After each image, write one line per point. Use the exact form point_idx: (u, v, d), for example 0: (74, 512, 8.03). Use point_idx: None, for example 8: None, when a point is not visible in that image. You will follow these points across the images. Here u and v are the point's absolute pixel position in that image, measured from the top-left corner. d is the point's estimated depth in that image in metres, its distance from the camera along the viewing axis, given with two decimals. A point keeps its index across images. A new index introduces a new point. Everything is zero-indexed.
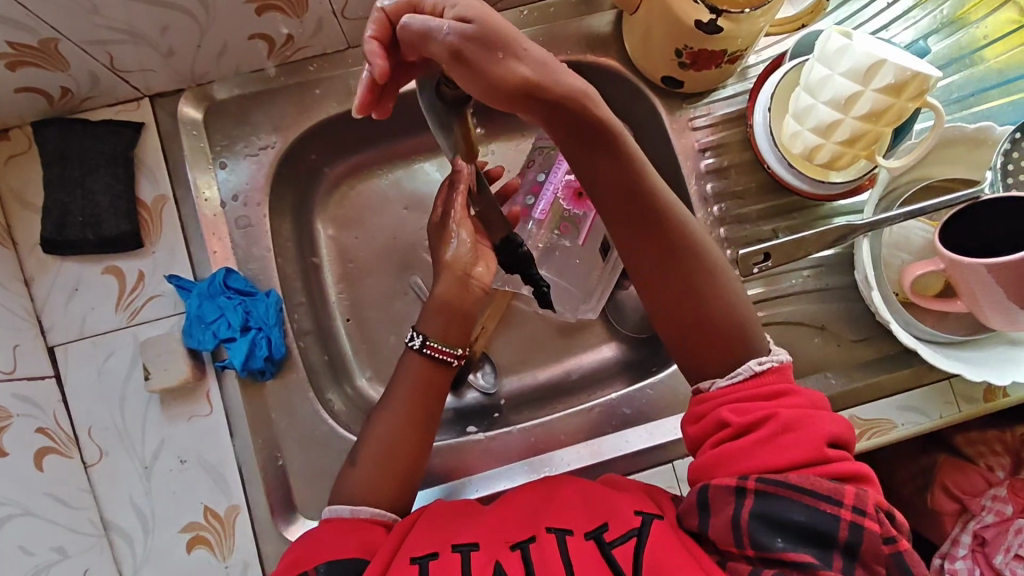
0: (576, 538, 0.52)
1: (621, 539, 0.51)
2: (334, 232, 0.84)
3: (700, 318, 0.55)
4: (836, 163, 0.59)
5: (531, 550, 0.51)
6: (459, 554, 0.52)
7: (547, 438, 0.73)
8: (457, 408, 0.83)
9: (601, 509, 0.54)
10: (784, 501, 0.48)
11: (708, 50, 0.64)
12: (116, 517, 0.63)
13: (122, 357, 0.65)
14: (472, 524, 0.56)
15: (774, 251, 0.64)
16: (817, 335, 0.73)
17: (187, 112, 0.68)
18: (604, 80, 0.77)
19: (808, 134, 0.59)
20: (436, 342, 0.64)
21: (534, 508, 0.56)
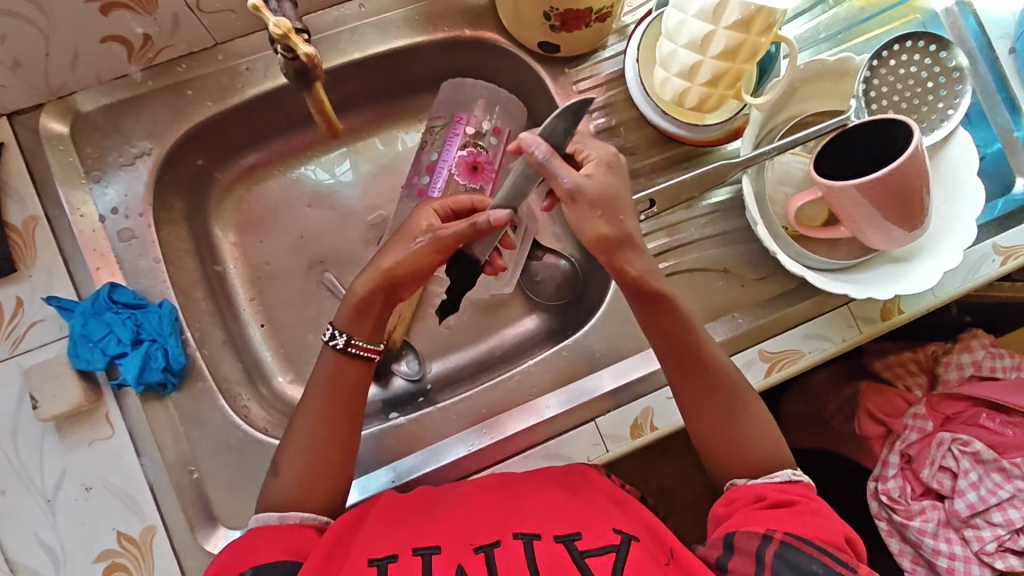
0: (544, 541, 0.50)
1: (597, 549, 0.49)
2: (235, 237, 0.82)
3: (725, 430, 0.59)
4: (706, 105, 0.61)
5: (495, 553, 0.49)
6: (419, 558, 0.49)
7: (471, 414, 0.72)
8: (386, 399, 0.82)
9: (576, 519, 0.53)
10: (802, 553, 0.49)
11: (573, 10, 0.64)
12: (21, 557, 0.61)
13: (9, 389, 0.62)
14: (429, 526, 0.53)
15: (657, 198, 0.69)
16: (721, 278, 0.75)
17: (52, 127, 0.66)
18: (486, 52, 0.77)
19: (675, 79, 0.60)
20: (360, 342, 0.60)
21: (493, 509, 0.55)
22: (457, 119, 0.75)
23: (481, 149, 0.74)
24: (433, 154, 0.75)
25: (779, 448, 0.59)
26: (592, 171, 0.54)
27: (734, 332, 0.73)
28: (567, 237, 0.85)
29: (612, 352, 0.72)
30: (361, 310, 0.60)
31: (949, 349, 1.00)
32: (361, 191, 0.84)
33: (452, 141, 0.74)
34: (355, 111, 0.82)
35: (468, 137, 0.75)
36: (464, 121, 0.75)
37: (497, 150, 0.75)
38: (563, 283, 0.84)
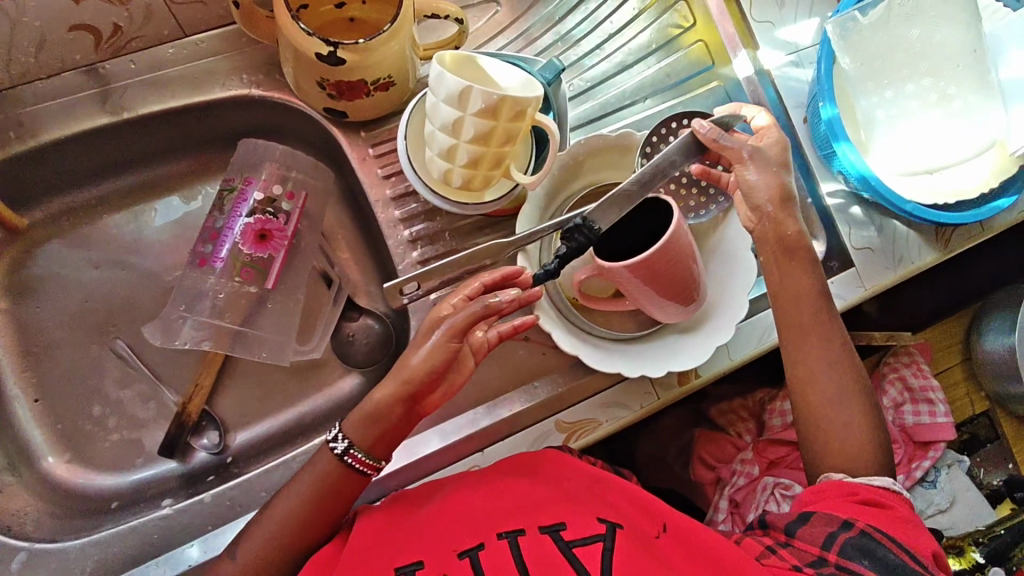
0: (528, 536, 0.55)
1: (581, 539, 0.55)
2: (9, 305, 0.76)
3: (827, 397, 0.63)
4: (473, 184, 0.60)
5: (479, 557, 0.54)
6: (506, 542, 0.55)
7: (251, 496, 0.69)
8: (184, 472, 0.76)
9: (558, 507, 0.58)
10: (875, 541, 0.54)
11: (345, 82, 0.63)
12: None
13: None
14: (408, 540, 0.57)
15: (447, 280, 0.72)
16: (522, 346, 0.74)
17: None
18: (279, 111, 0.74)
19: (437, 159, 0.59)
20: (359, 455, 0.59)
21: (486, 505, 0.59)
22: (246, 183, 0.72)
23: (269, 215, 0.71)
24: (217, 221, 0.71)
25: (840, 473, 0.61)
26: (762, 142, 0.64)
27: (530, 403, 0.72)
28: (382, 298, 0.82)
29: None
30: (365, 420, 0.60)
31: (774, 395, 1.04)
32: (157, 252, 0.79)
33: (239, 206, 0.71)
34: (147, 166, 0.78)
35: (258, 202, 0.71)
36: (253, 186, 0.72)
37: (291, 217, 0.72)
38: (375, 345, 0.80)
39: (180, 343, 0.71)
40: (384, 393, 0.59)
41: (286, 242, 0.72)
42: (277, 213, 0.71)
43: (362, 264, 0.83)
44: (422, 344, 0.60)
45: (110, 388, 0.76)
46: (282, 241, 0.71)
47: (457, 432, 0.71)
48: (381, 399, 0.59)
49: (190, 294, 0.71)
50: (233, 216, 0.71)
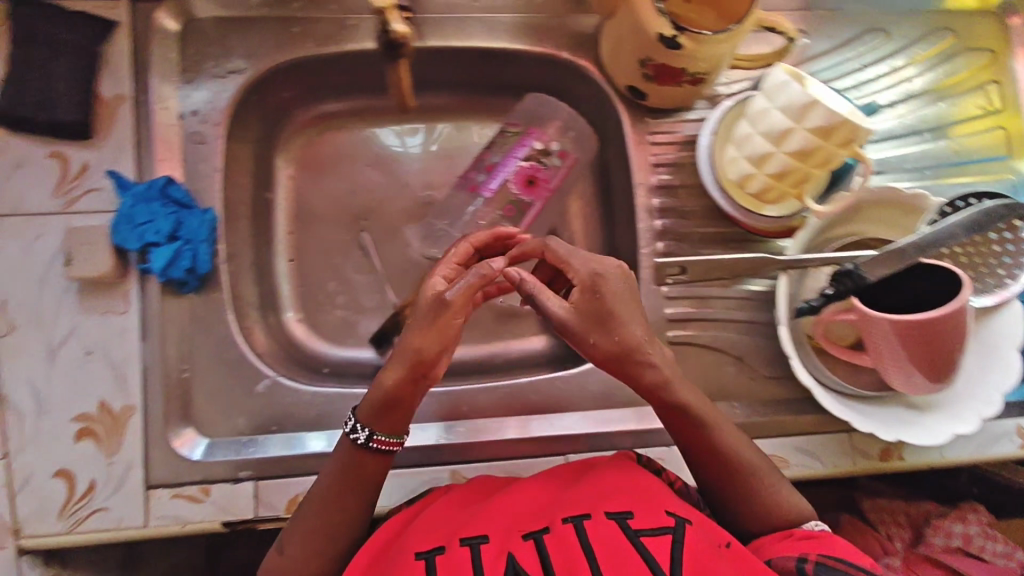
0: (593, 521, 0.55)
1: (649, 530, 0.54)
2: (294, 172, 0.85)
3: (751, 477, 0.60)
4: (765, 195, 0.62)
5: (545, 538, 0.54)
6: (571, 525, 0.55)
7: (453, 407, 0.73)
8: (380, 365, 0.84)
9: (627, 497, 0.58)
10: None
11: (669, 66, 0.65)
12: (13, 393, 0.65)
13: (52, 242, 0.66)
14: (472, 514, 0.58)
15: (689, 267, 0.72)
16: (731, 364, 0.76)
17: (164, 23, 0.69)
18: (577, 77, 0.78)
19: (743, 162, 0.61)
20: (383, 437, 0.57)
21: (512, 504, 0.59)
22: (529, 133, 0.77)
23: (543, 165, 0.75)
24: (495, 156, 0.76)
25: None
26: (571, 296, 0.58)
27: (725, 419, 0.74)
28: None
29: (601, 396, 0.74)
30: (385, 408, 0.57)
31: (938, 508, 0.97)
32: (421, 169, 0.86)
33: (518, 150, 0.76)
34: (440, 93, 0.86)
35: (535, 150, 0.76)
36: (533, 137, 0.77)
37: (557, 172, 0.77)
38: None
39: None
40: (394, 375, 0.56)
41: (548, 194, 0.77)
42: (550, 166, 0.76)
43: (589, 238, 0.87)
44: (433, 328, 0.55)
45: (350, 272, 0.85)
46: (545, 192, 0.76)
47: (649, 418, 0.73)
48: (388, 379, 0.56)
49: (451, 210, 0.77)
50: (510, 157, 0.76)
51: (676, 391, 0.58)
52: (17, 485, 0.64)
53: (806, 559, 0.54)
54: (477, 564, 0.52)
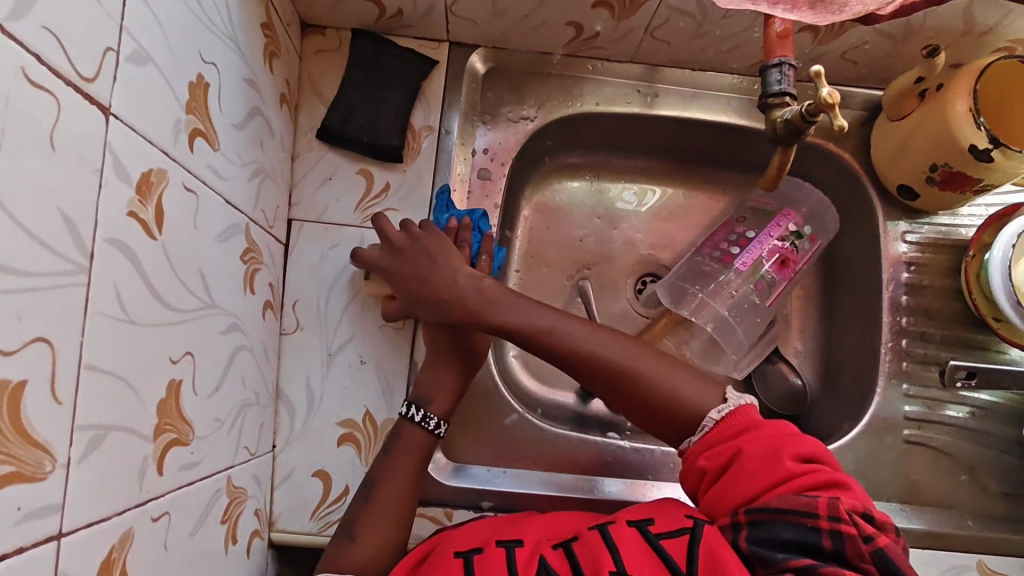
0: (618, 525, 0.52)
1: (670, 533, 0.50)
2: (531, 215, 0.87)
3: (620, 386, 0.59)
4: None
5: (574, 544, 0.51)
6: (597, 531, 0.52)
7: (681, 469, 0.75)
8: (580, 412, 0.83)
9: (647, 510, 0.54)
10: (771, 526, 0.47)
11: (966, 175, 0.67)
12: (288, 389, 0.67)
13: (345, 250, 0.70)
14: (514, 528, 0.57)
15: (980, 372, 0.68)
16: (964, 473, 0.74)
17: (474, 65, 0.75)
18: (833, 168, 0.80)
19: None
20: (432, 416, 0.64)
21: (499, 528, 0.57)
22: (785, 213, 0.79)
23: (795, 247, 0.78)
24: (750, 231, 0.78)
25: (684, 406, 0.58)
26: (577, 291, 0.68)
27: (960, 529, 0.71)
28: (808, 356, 0.85)
29: None
30: (430, 390, 0.65)
31: None
32: (650, 228, 0.88)
33: (773, 229, 0.78)
34: (680, 158, 0.88)
35: (789, 231, 0.78)
36: (789, 218, 0.79)
37: (805, 254, 0.79)
38: (789, 396, 0.83)
39: (689, 313, 0.76)
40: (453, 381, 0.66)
41: (794, 275, 0.79)
42: (800, 247, 0.78)
43: (804, 319, 0.86)
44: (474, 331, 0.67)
45: None
46: (792, 272, 0.78)
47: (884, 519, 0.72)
48: (448, 379, 0.66)
49: (701, 275, 0.78)
50: (765, 234, 0.78)
51: (597, 350, 0.59)
52: (278, 478, 0.65)
53: (738, 527, 0.49)
54: (511, 564, 0.50)
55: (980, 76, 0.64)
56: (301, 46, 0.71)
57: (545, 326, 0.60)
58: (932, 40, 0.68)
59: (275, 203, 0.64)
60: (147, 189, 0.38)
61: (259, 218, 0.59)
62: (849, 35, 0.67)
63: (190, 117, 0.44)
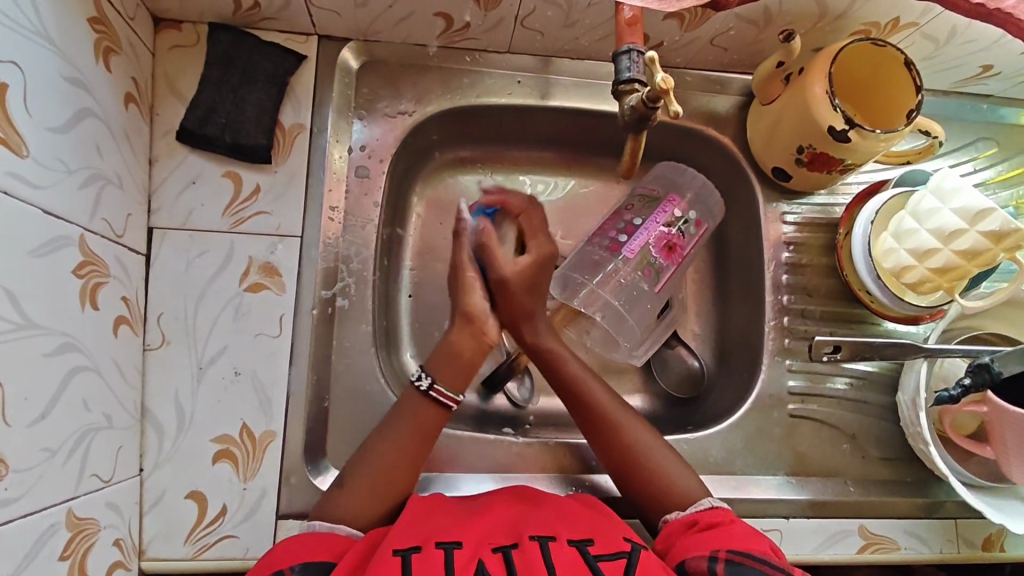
0: (557, 543, 0.53)
1: (608, 556, 0.53)
2: (423, 211, 0.85)
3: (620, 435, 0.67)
4: (920, 286, 0.67)
5: (513, 552, 0.52)
6: (537, 542, 0.53)
7: (580, 460, 0.75)
8: (482, 409, 0.83)
9: (584, 530, 0.56)
10: (743, 565, 0.52)
11: (829, 155, 0.69)
12: (155, 408, 0.63)
13: (214, 257, 0.66)
14: (451, 526, 0.56)
15: (844, 344, 0.73)
16: (846, 442, 0.77)
17: (347, 59, 0.73)
18: (714, 154, 0.82)
19: (904, 253, 0.66)
20: (442, 387, 0.65)
21: (445, 520, 0.57)
22: (670, 199, 0.80)
23: (681, 232, 0.79)
24: (637, 219, 0.79)
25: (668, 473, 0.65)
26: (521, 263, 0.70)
27: (840, 497, 0.74)
28: (704, 338, 0.86)
29: (724, 461, 0.74)
30: (447, 359, 0.67)
31: None
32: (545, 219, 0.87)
33: (660, 215, 0.79)
34: (572, 148, 0.88)
35: (675, 216, 0.79)
36: (674, 203, 0.80)
37: (692, 239, 0.80)
38: (687, 378, 0.85)
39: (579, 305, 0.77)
40: (465, 344, 0.68)
41: (681, 260, 0.80)
42: (687, 233, 0.79)
43: (699, 302, 0.87)
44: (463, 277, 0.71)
45: None
46: (680, 257, 0.79)
47: (775, 492, 0.74)
48: (459, 339, 0.68)
49: (591, 264, 0.78)
50: (651, 220, 0.78)
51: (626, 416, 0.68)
52: (147, 503, 0.62)
53: (716, 560, 0.53)
54: (449, 565, 0.49)
55: (835, 59, 0.66)
56: (153, 42, 0.67)
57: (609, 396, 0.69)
58: (791, 24, 0.69)
59: (126, 211, 0.60)
60: None
61: (101, 229, 0.55)
62: (713, 20, 0.68)
63: None
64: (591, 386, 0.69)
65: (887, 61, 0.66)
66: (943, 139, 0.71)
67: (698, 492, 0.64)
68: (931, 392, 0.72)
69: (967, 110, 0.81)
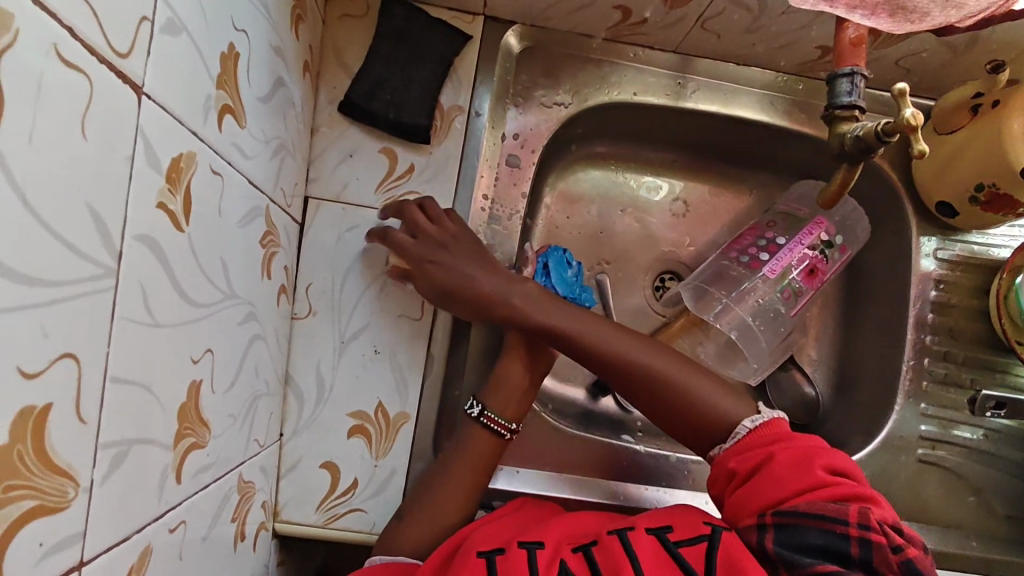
0: (637, 532, 0.52)
1: (688, 540, 0.51)
2: (552, 203, 0.84)
3: (640, 374, 0.60)
4: None
5: (593, 550, 0.51)
6: (617, 536, 0.52)
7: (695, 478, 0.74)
8: (587, 410, 0.82)
9: (664, 514, 0.55)
10: (795, 526, 0.48)
11: (1012, 198, 0.65)
12: (298, 376, 0.64)
13: (364, 234, 0.66)
14: (534, 526, 0.56)
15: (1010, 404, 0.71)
16: (972, 495, 0.74)
17: (510, 43, 0.71)
18: (868, 177, 0.78)
19: None
20: (493, 413, 0.62)
21: (523, 524, 0.57)
22: (817, 221, 0.76)
23: (825, 257, 0.76)
24: (780, 238, 0.76)
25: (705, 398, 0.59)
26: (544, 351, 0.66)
27: (963, 551, 0.71)
28: (826, 365, 0.84)
29: None
30: (502, 390, 0.63)
31: None
32: (673, 225, 0.85)
33: (804, 236, 0.75)
34: (710, 155, 0.85)
35: (820, 239, 0.76)
36: (821, 225, 0.76)
37: (835, 264, 0.77)
38: (802, 404, 0.82)
39: (711, 319, 0.74)
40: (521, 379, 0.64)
41: (820, 286, 0.76)
42: (830, 258, 0.76)
43: (824, 327, 0.84)
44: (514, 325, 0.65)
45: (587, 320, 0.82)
46: (820, 282, 0.76)
47: None
48: (510, 371, 0.64)
49: (727, 280, 0.76)
50: (796, 240, 0.75)
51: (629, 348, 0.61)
52: (284, 468, 0.63)
53: (765, 528, 0.50)
54: (532, 565, 0.49)
55: None
56: (325, 9, 0.66)
57: (610, 331, 0.61)
58: (994, 54, 0.65)
59: (294, 180, 0.60)
60: (177, 175, 0.34)
61: (279, 199, 0.56)
62: (910, 41, 0.63)
63: (219, 92, 0.40)
64: (594, 336, 0.61)
65: None
66: None
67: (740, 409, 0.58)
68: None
69: None
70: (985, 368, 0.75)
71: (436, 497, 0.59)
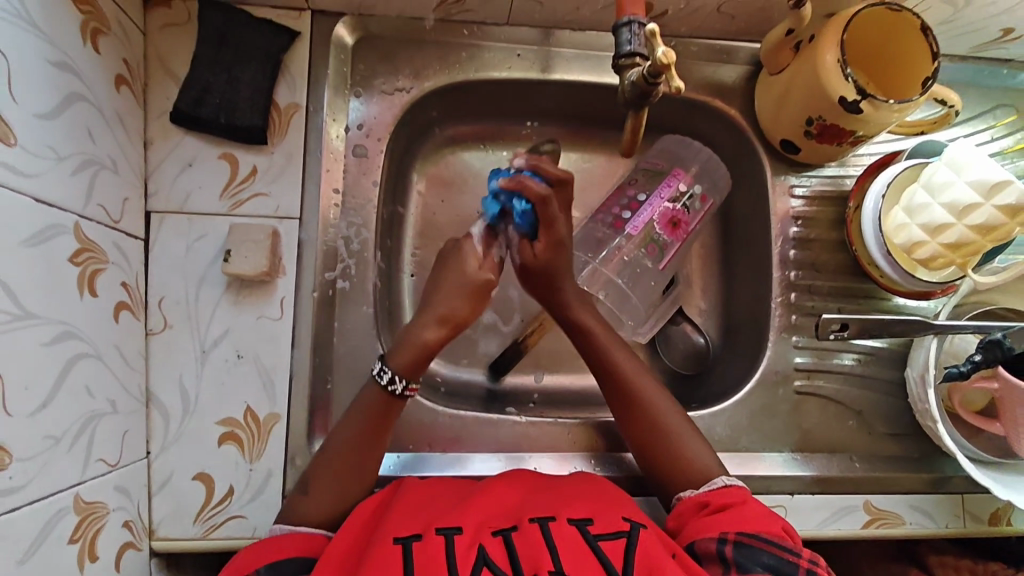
0: (558, 523, 0.49)
1: (609, 535, 0.49)
2: (424, 189, 0.84)
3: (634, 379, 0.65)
4: (931, 261, 0.65)
5: (513, 537, 0.48)
6: (537, 526, 0.49)
7: (586, 441, 0.73)
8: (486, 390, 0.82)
9: (587, 506, 0.52)
10: (757, 544, 0.51)
11: (839, 126, 0.67)
12: (160, 392, 0.64)
13: (213, 241, 0.65)
14: (450, 509, 0.51)
15: (851, 322, 0.69)
16: (853, 419, 0.77)
17: (341, 36, 0.72)
18: (721, 125, 0.79)
19: (915, 229, 0.65)
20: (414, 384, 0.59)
21: (442, 503, 0.53)
22: (675, 173, 0.77)
23: (685, 207, 0.77)
24: (641, 194, 0.76)
25: (681, 439, 0.63)
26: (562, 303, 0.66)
27: (847, 473, 0.74)
28: (711, 314, 0.85)
29: (730, 439, 0.74)
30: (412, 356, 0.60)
31: None
32: None
33: (663, 190, 0.76)
34: (574, 122, 0.85)
35: (679, 191, 0.77)
36: (679, 177, 0.77)
37: (697, 214, 0.78)
38: (693, 355, 0.83)
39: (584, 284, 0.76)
40: (433, 333, 0.60)
41: (686, 237, 0.78)
42: (692, 209, 0.77)
43: (706, 277, 0.86)
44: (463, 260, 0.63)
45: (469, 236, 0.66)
46: (684, 234, 0.77)
47: (780, 468, 0.73)
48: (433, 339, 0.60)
49: (595, 242, 0.76)
50: (654, 194, 0.76)
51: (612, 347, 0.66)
52: (155, 485, 0.63)
53: (725, 541, 0.52)
54: (449, 553, 0.46)
55: (847, 26, 0.62)
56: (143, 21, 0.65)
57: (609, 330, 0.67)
58: None
59: (122, 195, 0.60)
60: None
61: (97, 215, 0.55)
62: None
63: None
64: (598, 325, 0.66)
65: (900, 27, 0.63)
66: (959, 106, 0.68)
67: (709, 460, 0.62)
68: (941, 367, 0.72)
69: (984, 76, 0.79)
70: (849, 295, 0.77)
71: (328, 476, 0.58)
